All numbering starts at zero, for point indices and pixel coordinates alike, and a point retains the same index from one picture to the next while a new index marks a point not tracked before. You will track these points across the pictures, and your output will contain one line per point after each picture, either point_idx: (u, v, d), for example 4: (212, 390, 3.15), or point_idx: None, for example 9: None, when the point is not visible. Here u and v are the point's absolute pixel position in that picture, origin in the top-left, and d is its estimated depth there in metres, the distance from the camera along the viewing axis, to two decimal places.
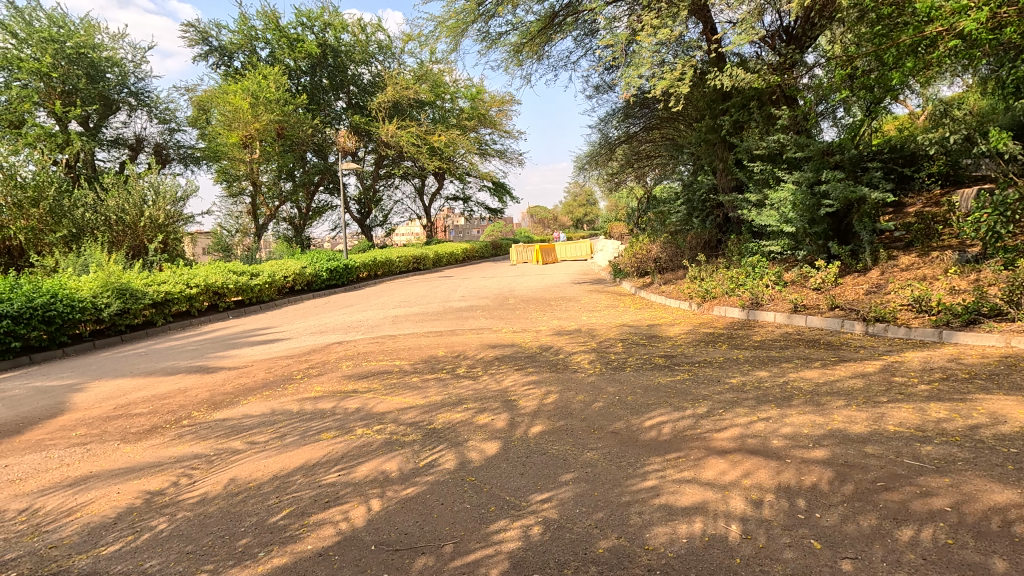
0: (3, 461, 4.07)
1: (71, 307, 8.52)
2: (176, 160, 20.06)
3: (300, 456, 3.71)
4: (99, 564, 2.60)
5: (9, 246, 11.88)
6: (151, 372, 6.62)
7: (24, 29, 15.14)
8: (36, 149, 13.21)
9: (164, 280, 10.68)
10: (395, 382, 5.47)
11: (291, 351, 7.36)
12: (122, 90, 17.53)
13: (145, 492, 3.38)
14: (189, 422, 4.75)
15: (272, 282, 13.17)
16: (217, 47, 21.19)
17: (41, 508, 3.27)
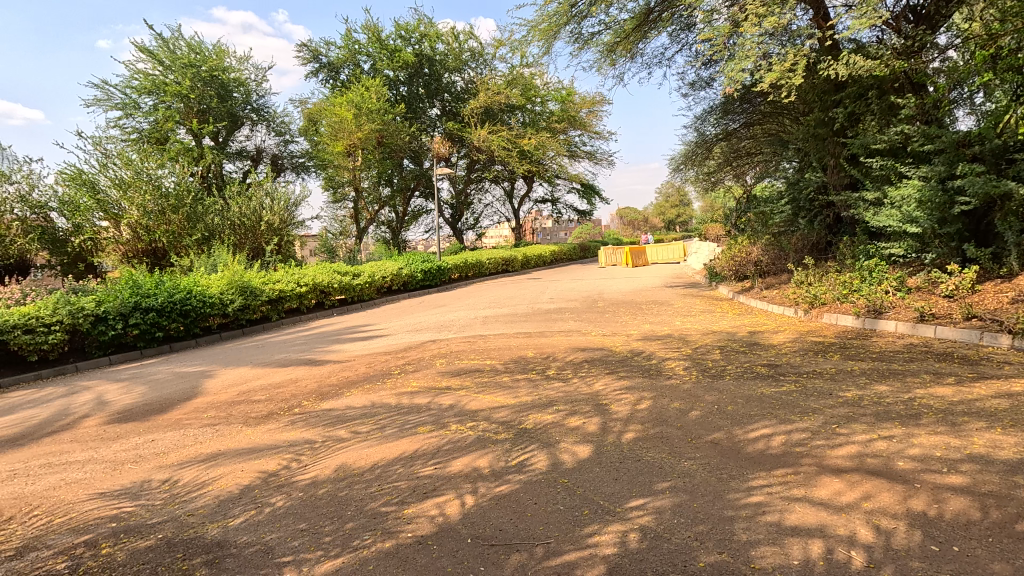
0: (149, 436, 4.64)
1: (203, 302, 9.56)
2: (289, 169, 21.83)
3: (399, 448, 3.90)
4: (228, 534, 2.89)
5: (155, 247, 13.37)
6: (268, 363, 7.25)
7: (168, 57, 17.08)
8: (177, 162, 14.95)
9: (279, 279, 11.66)
10: (487, 381, 5.59)
11: (388, 347, 7.75)
12: (246, 107, 19.41)
13: (264, 471, 3.71)
14: (300, 410, 5.15)
15: (372, 282, 13.96)
16: (326, 63, 22.83)
17: (181, 479, 3.69)
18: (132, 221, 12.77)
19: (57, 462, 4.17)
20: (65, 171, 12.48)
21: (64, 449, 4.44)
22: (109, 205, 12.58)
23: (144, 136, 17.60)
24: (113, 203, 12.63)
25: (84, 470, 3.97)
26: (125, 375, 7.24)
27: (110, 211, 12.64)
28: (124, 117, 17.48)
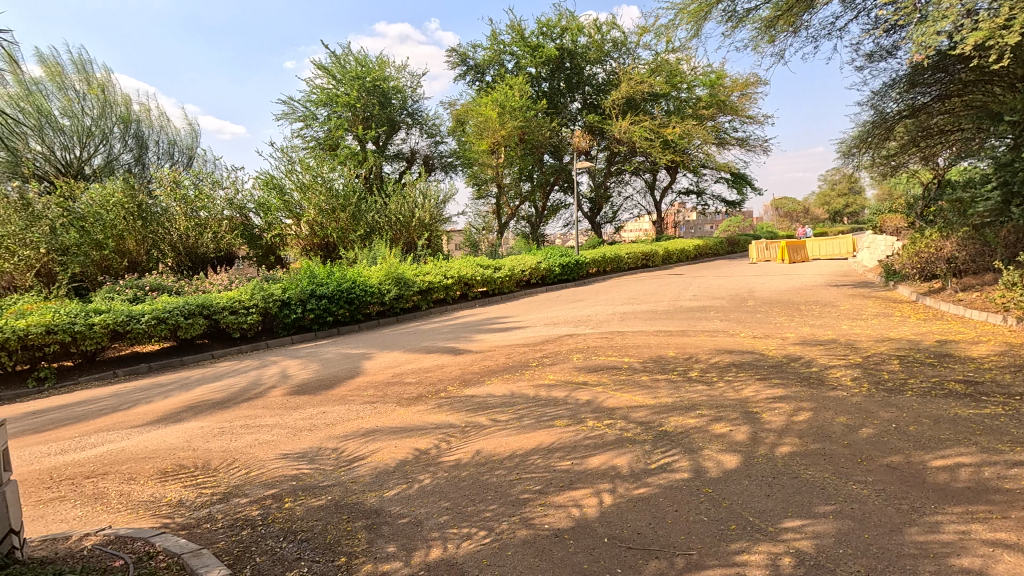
0: (321, 408, 5.29)
1: (365, 291, 10.64)
2: (439, 168, 23.28)
3: (537, 439, 3.98)
4: (384, 503, 3.19)
5: (327, 242, 15.15)
6: (418, 349, 7.85)
7: (341, 72, 19.25)
8: (346, 166, 16.76)
9: (428, 271, 12.57)
10: (625, 379, 5.48)
11: (527, 339, 7.95)
12: (402, 113, 21.11)
13: (415, 450, 4.03)
14: (445, 395, 5.50)
15: (512, 275, 14.43)
16: (473, 65, 23.92)
17: (346, 449, 4.16)
18: (310, 219, 14.71)
19: (251, 424, 4.93)
20: (261, 176, 14.60)
21: (258, 414, 5.24)
22: (292, 206, 14.60)
23: (320, 143, 19.96)
24: (295, 203, 14.63)
25: (271, 433, 4.64)
26: (303, 354, 8.33)
27: (293, 211, 14.64)
28: (304, 127, 19.97)
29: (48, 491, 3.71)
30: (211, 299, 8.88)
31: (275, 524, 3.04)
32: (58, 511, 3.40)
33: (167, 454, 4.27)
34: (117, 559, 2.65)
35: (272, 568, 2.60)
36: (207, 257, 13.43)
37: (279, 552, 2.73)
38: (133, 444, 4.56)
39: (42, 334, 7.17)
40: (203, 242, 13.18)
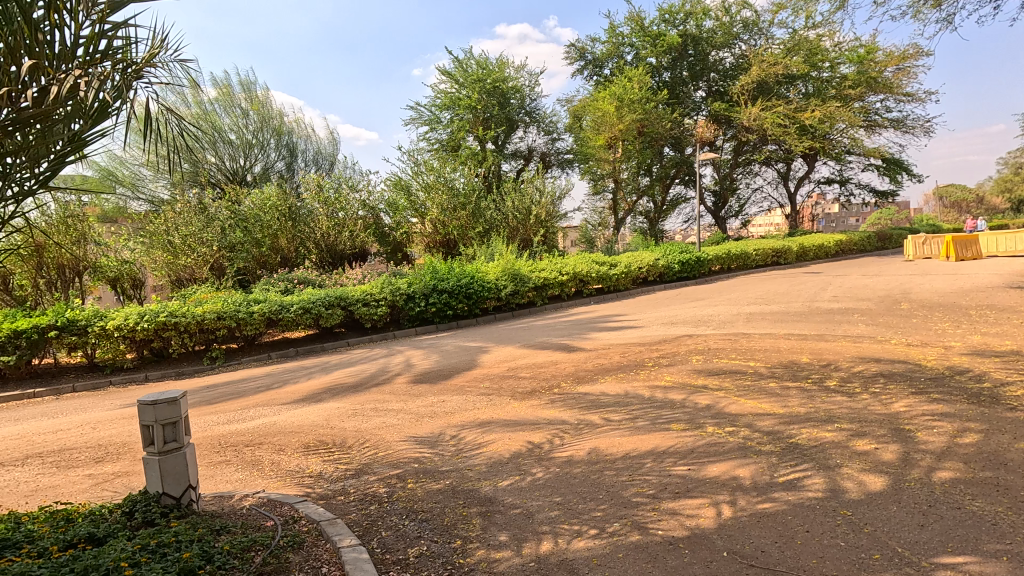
0: (441, 397, 5.58)
1: (483, 287, 11.04)
2: (555, 165, 23.37)
3: (652, 442, 3.86)
4: (498, 492, 3.29)
5: (449, 239, 15.90)
6: (532, 344, 7.97)
7: (463, 76, 20.10)
8: (466, 166, 17.44)
9: (543, 268, 12.71)
10: (750, 384, 5.12)
11: (643, 339, 7.73)
12: (521, 112, 21.50)
13: (528, 443, 4.10)
14: (559, 391, 5.54)
15: (628, 272, 14.11)
16: (591, 60, 23.64)
17: (463, 438, 4.35)
18: (433, 217, 15.57)
19: (380, 408, 5.34)
20: (390, 178, 15.70)
21: (385, 399, 5.67)
22: (418, 205, 15.56)
23: (443, 145, 20.94)
24: (420, 203, 15.58)
25: (397, 417, 4.99)
26: (425, 344, 8.84)
27: (418, 210, 15.59)
28: (429, 131, 21.05)
29: (217, 454, 4.33)
30: (348, 292, 9.75)
31: (399, 502, 3.27)
32: (224, 473, 3.96)
33: (310, 430, 4.77)
34: (269, 520, 3.02)
35: (396, 542, 2.80)
36: (345, 254, 14.59)
37: (402, 529, 2.93)
38: (282, 419, 5.15)
39: (215, 319, 8.34)
40: (342, 240, 14.33)
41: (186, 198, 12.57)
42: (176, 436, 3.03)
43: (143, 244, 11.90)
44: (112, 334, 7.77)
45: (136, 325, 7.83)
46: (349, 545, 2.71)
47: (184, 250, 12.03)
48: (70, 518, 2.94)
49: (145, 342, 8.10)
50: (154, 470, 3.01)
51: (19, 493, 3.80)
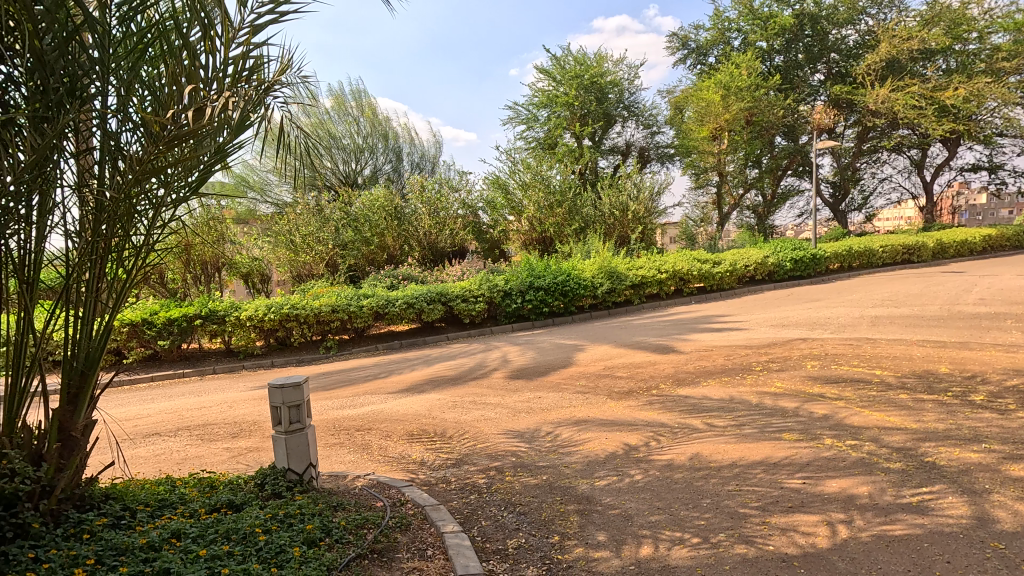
0: (537, 393, 5.63)
1: (579, 284, 10.99)
2: (655, 159, 22.64)
3: (760, 451, 3.64)
4: (595, 491, 3.27)
5: (545, 237, 15.98)
6: (629, 344, 7.81)
7: (560, 73, 20.09)
8: (563, 163, 17.41)
9: (642, 266, 12.39)
10: (875, 395, 4.65)
11: (750, 341, 7.29)
12: (619, 106, 21.09)
13: (626, 444, 4.03)
14: (658, 392, 5.38)
15: (733, 270, 13.37)
16: (694, 48, 22.60)
17: (559, 435, 4.36)
18: (530, 215, 15.72)
19: (478, 401, 5.50)
20: (488, 177, 16.06)
21: (483, 392, 5.83)
22: (515, 203, 15.79)
23: (540, 143, 20.98)
24: (517, 201, 15.80)
25: (494, 411, 5.11)
26: (521, 341, 8.97)
27: (514, 207, 15.83)
28: (527, 129, 21.20)
29: (332, 437, 4.69)
30: (448, 288, 10.12)
31: (497, 493, 3.36)
32: (338, 454, 4.28)
33: (414, 419, 5.03)
34: (378, 501, 3.23)
35: (495, 532, 2.88)
36: (445, 251, 15.11)
37: (501, 520, 3.01)
38: (389, 407, 5.47)
39: (330, 312, 9.03)
40: (442, 238, 14.90)
41: (305, 200, 13.65)
42: (299, 418, 3.34)
43: (269, 242, 13.12)
44: (244, 324, 8.68)
45: (264, 316, 8.68)
46: (451, 531, 2.83)
47: (303, 248, 13.10)
48: (213, 485, 3.33)
49: (271, 332, 8.95)
50: (281, 447, 3.33)
51: (173, 460, 4.37)
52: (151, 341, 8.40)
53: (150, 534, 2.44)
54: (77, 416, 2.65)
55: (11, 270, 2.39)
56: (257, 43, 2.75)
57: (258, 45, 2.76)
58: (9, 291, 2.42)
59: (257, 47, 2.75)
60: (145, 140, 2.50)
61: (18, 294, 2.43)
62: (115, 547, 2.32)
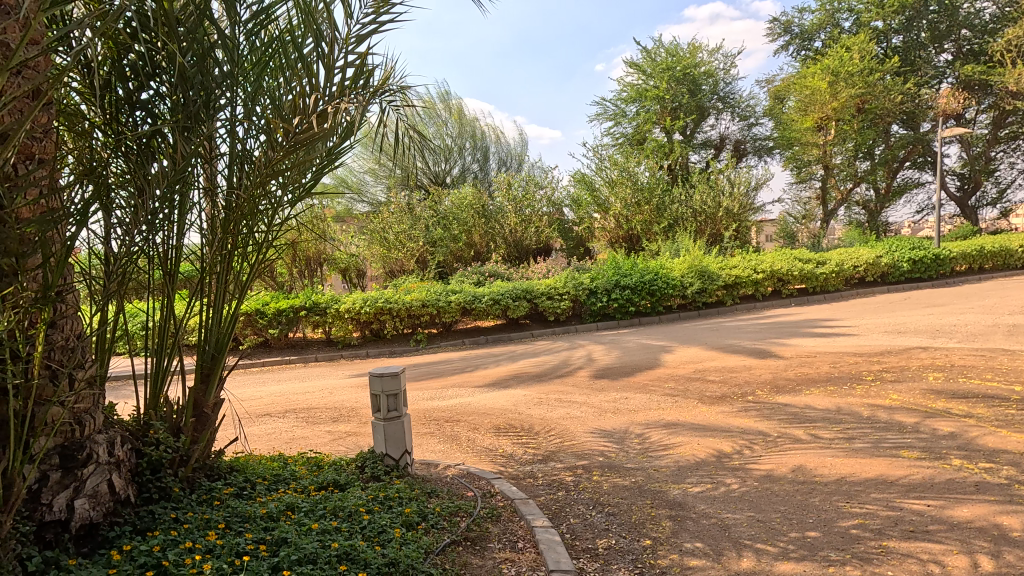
0: (624, 394, 5.53)
1: (667, 284, 10.66)
2: (752, 153, 21.41)
3: (873, 467, 3.34)
4: (688, 498, 3.16)
5: (631, 234, 15.62)
6: (722, 346, 7.46)
7: (650, 66, 19.52)
8: (652, 158, 16.91)
9: (735, 265, 11.77)
10: (1014, 414, 4.12)
11: (860, 348, 6.70)
12: (713, 98, 20.18)
13: (720, 450, 3.86)
14: (754, 399, 5.10)
15: (839, 271, 12.36)
16: (798, 33, 21.09)
17: (648, 437, 4.26)
18: (616, 212, 15.42)
19: (564, 399, 5.49)
20: (574, 174, 15.97)
21: (568, 390, 5.81)
22: (601, 200, 15.57)
23: (628, 139, 20.37)
24: (603, 198, 15.57)
25: (580, 410, 5.08)
26: (606, 340, 8.84)
27: (601, 205, 15.62)
28: (614, 125, 20.72)
29: (423, 426, 4.89)
30: (533, 286, 10.18)
31: (585, 492, 3.34)
32: (429, 443, 4.45)
33: (500, 413, 5.12)
34: (469, 491, 3.32)
35: (585, 531, 2.87)
36: (530, 249, 15.19)
37: (590, 519, 3.00)
38: (476, 401, 5.61)
39: (420, 307, 9.40)
40: (527, 235, 15.00)
41: (398, 199, 14.26)
42: (397, 406, 3.51)
43: (364, 240, 13.88)
44: (343, 316, 9.24)
45: (360, 309, 9.20)
46: (542, 525, 2.86)
47: (396, 245, 13.74)
48: (319, 464, 3.59)
49: (367, 324, 9.46)
50: (379, 433, 3.52)
51: (282, 439, 4.75)
52: (262, 330, 9.17)
53: (269, 505, 2.68)
54: (208, 394, 2.95)
55: (157, 262, 2.70)
56: (365, 52, 2.87)
57: (364, 53, 2.88)
58: (157, 281, 2.73)
59: (364, 55, 2.88)
60: (268, 147, 2.73)
61: (163, 283, 2.74)
62: (240, 514, 2.57)
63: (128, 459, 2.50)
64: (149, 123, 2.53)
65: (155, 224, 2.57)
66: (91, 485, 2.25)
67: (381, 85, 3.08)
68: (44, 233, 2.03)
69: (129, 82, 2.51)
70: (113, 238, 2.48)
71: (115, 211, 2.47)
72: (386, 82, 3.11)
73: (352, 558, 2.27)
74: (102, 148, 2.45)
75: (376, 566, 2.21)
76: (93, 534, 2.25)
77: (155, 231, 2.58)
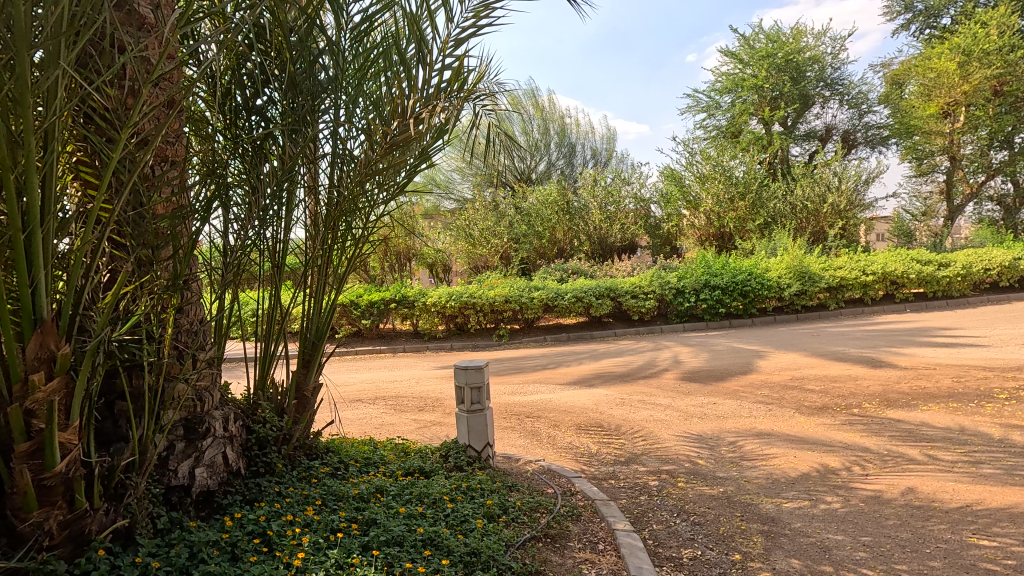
0: (712, 398, 5.28)
1: (762, 284, 10.04)
2: (863, 144, 19.65)
3: (1007, 498, 2.95)
4: (782, 513, 2.96)
5: (723, 232, 14.84)
6: (823, 353, 6.92)
7: (748, 53, 18.41)
8: (748, 152, 15.96)
9: (841, 266, 10.87)
10: None
11: (990, 362, 5.94)
12: (819, 84, 18.78)
13: (820, 465, 3.59)
14: (860, 412, 4.68)
15: (965, 275, 11.03)
16: (923, 10, 19.02)
17: (739, 446, 4.04)
18: (707, 209, 14.72)
19: (647, 401, 5.33)
20: (664, 170, 15.41)
21: (652, 392, 5.64)
22: (691, 196, 14.93)
23: (722, 131, 19.31)
24: (693, 194, 14.92)
25: (665, 413, 4.91)
26: (694, 341, 8.48)
27: (691, 201, 14.96)
28: (707, 118, 19.73)
29: (505, 420, 4.95)
30: (617, 284, 9.98)
31: (669, 499, 3.23)
32: (511, 437, 4.51)
33: (581, 412, 5.07)
34: (549, 488, 3.32)
35: (669, 538, 2.78)
36: (614, 246, 14.93)
37: (674, 527, 2.89)
38: (557, 398, 5.60)
39: (503, 302, 9.53)
40: (612, 232, 14.74)
41: (484, 196, 14.50)
42: (480, 399, 3.58)
43: (451, 236, 14.29)
44: (430, 309, 9.57)
45: (446, 303, 9.48)
46: (623, 529, 2.80)
47: (481, 241, 14.03)
48: (406, 451, 3.74)
49: (452, 317, 9.73)
50: (462, 424, 3.61)
51: (372, 425, 5.00)
52: (356, 320, 9.69)
53: (360, 486, 2.83)
54: (309, 378, 3.17)
55: (267, 255, 2.93)
56: (460, 55, 2.90)
57: (461, 56, 2.91)
58: (266, 272, 2.97)
59: (460, 58, 2.91)
60: (369, 147, 2.86)
61: (271, 275, 2.96)
62: (334, 493, 2.73)
63: (240, 435, 2.74)
64: (262, 127, 2.74)
65: (266, 219, 2.79)
66: (209, 455, 2.49)
67: (474, 86, 3.11)
68: (175, 227, 2.27)
69: (246, 90, 2.72)
70: (231, 232, 2.72)
71: (232, 207, 2.70)
72: (478, 83, 3.14)
73: (435, 544, 2.34)
74: (222, 150, 2.68)
75: (459, 554, 2.27)
76: (210, 500, 2.49)
77: (265, 226, 2.80)
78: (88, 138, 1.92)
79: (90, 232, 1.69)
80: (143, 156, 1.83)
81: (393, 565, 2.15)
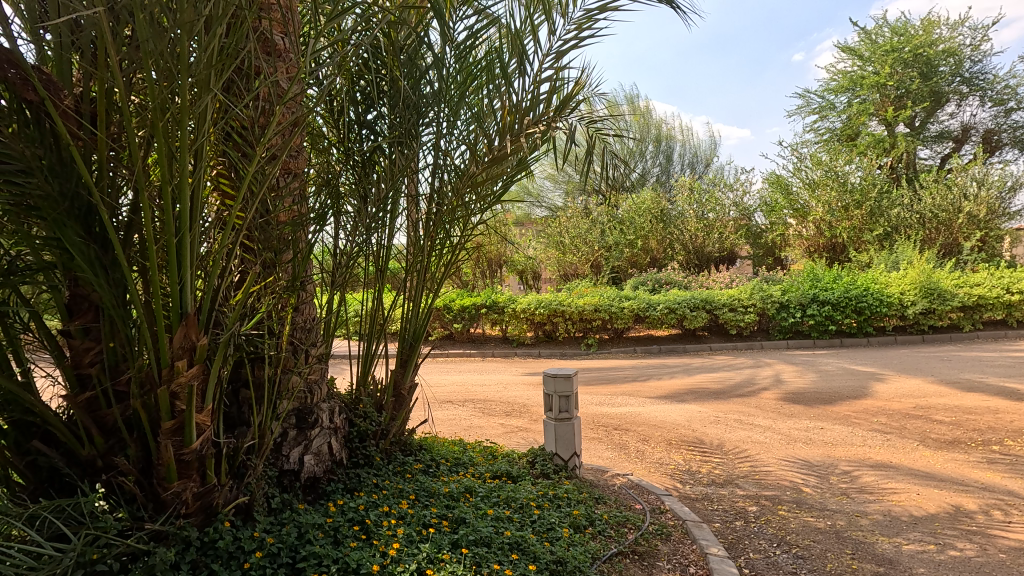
0: (820, 423, 4.87)
1: (880, 301, 9.14)
2: (1009, 145, 17.37)
3: None
4: (901, 555, 2.67)
5: (836, 243, 13.68)
6: (955, 380, 6.16)
7: (869, 49, 16.90)
8: (867, 155, 14.66)
9: (978, 282, 9.63)
10: None
11: None
12: (955, 80, 16.86)
13: (950, 506, 3.20)
14: (1001, 449, 4.11)
15: None
16: None
17: (851, 477, 3.70)
18: (816, 217, 13.66)
19: (745, 421, 5.02)
20: (768, 177, 14.60)
21: (751, 412, 5.31)
22: (798, 204, 13.96)
23: (836, 135, 17.81)
24: (801, 201, 13.94)
25: (765, 435, 4.61)
26: (800, 360, 7.88)
27: (798, 209, 13.99)
28: (819, 120, 18.31)
29: (593, 431, 4.90)
30: (714, 296, 9.50)
31: (768, 527, 3.02)
32: (598, 449, 4.45)
33: (673, 428, 4.89)
34: (637, 504, 3.24)
35: (768, 569, 2.61)
36: (711, 257, 14.30)
37: (773, 557, 2.71)
38: (647, 412, 5.43)
39: (593, 311, 9.42)
40: (709, 242, 14.12)
41: (575, 204, 14.42)
42: (568, 408, 3.56)
43: (541, 243, 14.40)
44: (519, 316, 9.69)
45: (535, 310, 9.55)
46: (716, 554, 2.66)
47: (571, 249, 13.98)
48: (494, 454, 3.81)
49: (541, 324, 9.76)
50: (550, 432, 3.61)
51: (462, 426, 5.15)
52: (449, 324, 10.04)
53: (450, 485, 2.92)
54: (405, 376, 3.32)
55: (372, 259, 3.10)
56: (559, 67, 2.93)
57: (560, 68, 2.95)
58: (370, 276, 3.15)
59: (559, 70, 2.94)
60: (469, 159, 2.99)
61: (374, 279, 3.14)
62: (426, 489, 2.85)
63: (343, 427, 2.93)
64: (370, 139, 2.92)
65: (372, 226, 2.98)
66: (317, 444, 2.69)
67: (572, 96, 3.13)
68: (296, 233, 2.48)
69: (358, 106, 2.92)
70: (342, 237, 2.94)
71: (343, 216, 2.91)
72: (577, 94, 3.16)
73: (522, 549, 2.36)
74: (336, 162, 2.88)
75: (546, 562, 2.28)
76: (317, 485, 2.69)
77: (371, 232, 2.99)
78: (228, 154, 2.18)
79: (226, 236, 1.88)
80: (272, 169, 2.02)
81: (481, 565, 2.20)
